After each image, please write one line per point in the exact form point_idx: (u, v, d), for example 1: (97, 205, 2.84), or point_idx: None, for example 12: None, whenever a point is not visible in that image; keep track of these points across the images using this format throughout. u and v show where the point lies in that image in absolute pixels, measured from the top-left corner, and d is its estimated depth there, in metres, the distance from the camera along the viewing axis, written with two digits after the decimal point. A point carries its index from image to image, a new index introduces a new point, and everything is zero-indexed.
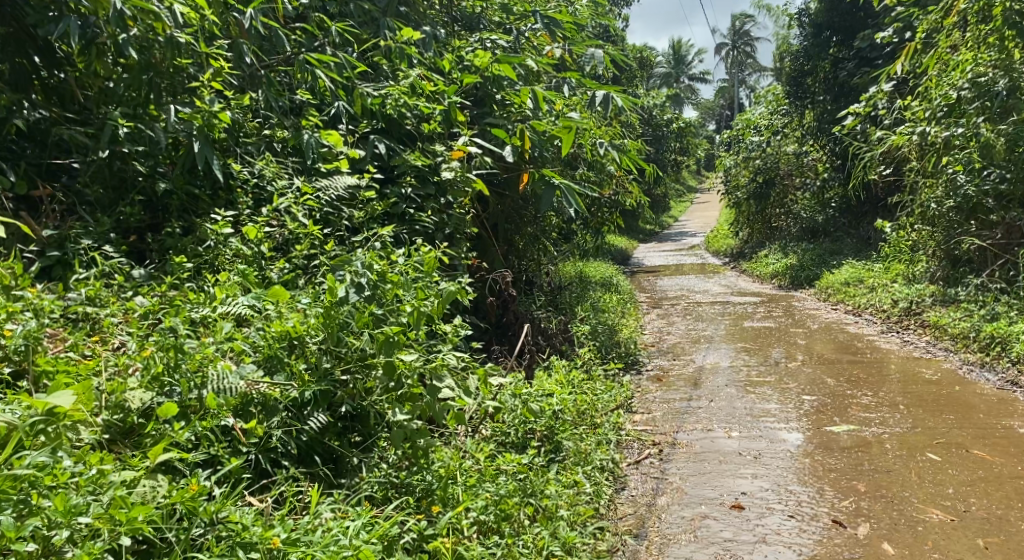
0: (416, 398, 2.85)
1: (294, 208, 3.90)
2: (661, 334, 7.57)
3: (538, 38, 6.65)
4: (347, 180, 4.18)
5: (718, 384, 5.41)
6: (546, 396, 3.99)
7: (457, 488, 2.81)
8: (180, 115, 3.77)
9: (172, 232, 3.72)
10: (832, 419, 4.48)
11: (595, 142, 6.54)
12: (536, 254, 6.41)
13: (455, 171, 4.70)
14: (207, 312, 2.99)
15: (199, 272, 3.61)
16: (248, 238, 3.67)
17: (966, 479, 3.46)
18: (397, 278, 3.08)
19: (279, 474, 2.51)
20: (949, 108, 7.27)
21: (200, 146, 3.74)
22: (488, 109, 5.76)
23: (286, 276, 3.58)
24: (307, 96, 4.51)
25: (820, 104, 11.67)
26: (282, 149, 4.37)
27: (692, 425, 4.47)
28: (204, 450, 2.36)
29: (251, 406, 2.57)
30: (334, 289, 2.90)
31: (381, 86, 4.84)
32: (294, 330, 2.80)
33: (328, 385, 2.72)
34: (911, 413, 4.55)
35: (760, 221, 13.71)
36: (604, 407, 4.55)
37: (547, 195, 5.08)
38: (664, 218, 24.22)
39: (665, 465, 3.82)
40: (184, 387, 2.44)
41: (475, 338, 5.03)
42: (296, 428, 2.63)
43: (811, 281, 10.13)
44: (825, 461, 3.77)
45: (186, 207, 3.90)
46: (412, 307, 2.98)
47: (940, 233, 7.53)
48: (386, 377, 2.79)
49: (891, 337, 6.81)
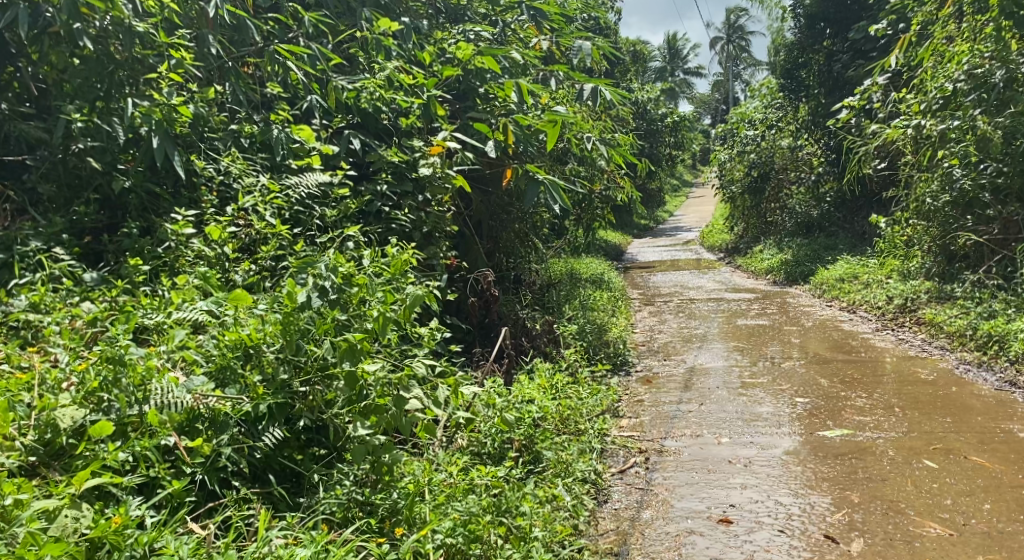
0: (381, 411, 2.64)
1: (260, 207, 3.69)
2: (652, 332, 7.40)
3: (525, 30, 6.48)
4: (318, 177, 3.98)
5: (709, 386, 5.25)
6: (526, 403, 3.82)
7: (425, 506, 2.63)
8: (138, 109, 3.56)
9: (130, 232, 3.51)
10: (825, 422, 4.30)
11: (584, 136, 6.37)
12: (523, 252, 6.24)
13: (433, 167, 4.48)
14: (160, 319, 2.84)
15: (157, 275, 3.42)
16: (212, 238, 3.48)
17: (965, 489, 3.29)
18: (363, 279, 2.91)
19: (227, 497, 2.34)
20: (945, 101, 7.14)
21: (159, 142, 3.57)
22: (471, 103, 5.61)
23: (250, 279, 3.39)
24: (277, 90, 4.33)
25: (815, 97, 11.51)
26: (250, 145, 4.16)
27: (681, 431, 4.30)
28: (141, 473, 2.18)
29: (199, 422, 2.40)
30: (295, 294, 2.71)
31: (356, 79, 4.67)
32: (250, 339, 2.61)
33: (284, 398, 2.55)
34: (906, 416, 4.38)
35: (756, 216, 13.59)
36: (589, 412, 4.36)
37: (531, 191, 4.90)
38: (659, 213, 24.01)
39: (651, 475, 3.65)
40: (122, 403, 2.26)
41: (455, 340, 4.86)
42: (248, 445, 2.48)
43: (806, 277, 9.97)
44: (817, 469, 3.60)
45: (146, 206, 3.72)
46: (378, 312, 2.82)
47: (935, 227, 7.38)
48: (347, 389, 2.60)
49: (886, 335, 6.65)
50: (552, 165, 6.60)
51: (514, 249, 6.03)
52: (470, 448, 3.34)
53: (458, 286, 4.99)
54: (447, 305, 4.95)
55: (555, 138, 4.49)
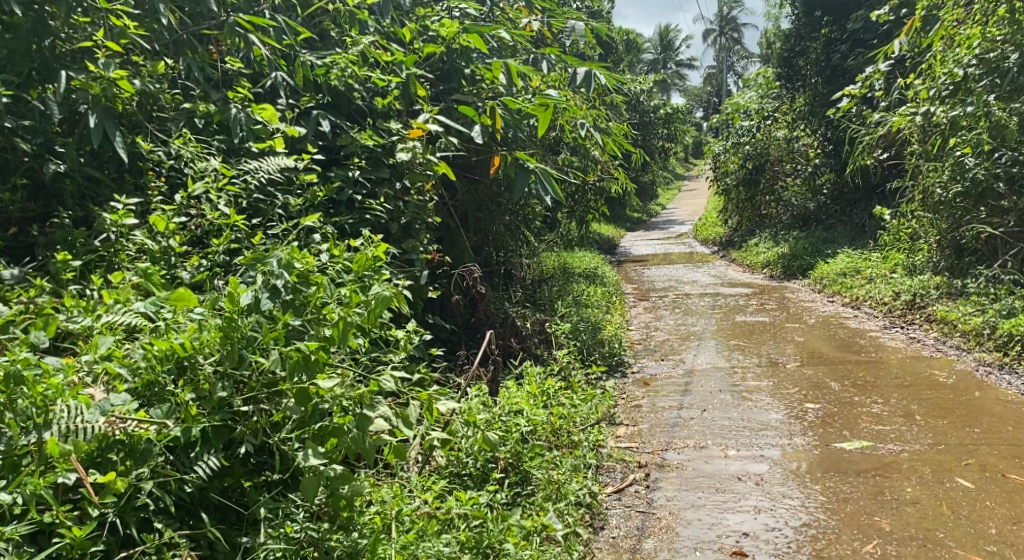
0: (340, 433, 2.25)
1: (213, 194, 3.27)
2: (648, 330, 7.03)
3: (514, 9, 6.09)
4: (280, 161, 3.57)
5: (711, 390, 4.86)
6: (512, 415, 3.42)
7: (390, 546, 2.26)
8: (73, 82, 3.12)
9: (62, 222, 3.08)
10: (841, 432, 3.92)
11: (576, 122, 5.96)
12: (513, 245, 5.85)
13: (412, 151, 4.06)
14: (85, 324, 2.46)
15: (91, 271, 3.00)
16: (156, 231, 3.07)
17: (1010, 516, 2.92)
18: (322, 278, 2.53)
19: (146, 543, 1.93)
20: (954, 87, 6.78)
21: (97, 120, 3.13)
22: (456, 85, 5.21)
23: (197, 276, 3.00)
24: (237, 66, 3.91)
25: (813, 86, 11.11)
26: (205, 126, 3.73)
27: (683, 442, 3.90)
28: (32, 519, 1.79)
29: (113, 452, 1.98)
30: (237, 296, 2.34)
31: (326, 54, 4.28)
32: (183, 349, 2.19)
33: (222, 420, 2.16)
34: (929, 426, 3.99)
35: (751, 208, 13.22)
36: (584, 420, 3.96)
37: (520, 180, 4.48)
38: (652, 206, 23.69)
39: (652, 495, 3.26)
40: (13, 431, 1.86)
41: (437, 342, 4.45)
42: (177, 479, 2.07)
43: (805, 271, 9.61)
44: (838, 489, 3.22)
45: (84, 193, 3.28)
46: (337, 317, 2.41)
47: (945, 220, 7.01)
48: (298, 408, 2.23)
49: (895, 333, 6.27)
50: (543, 153, 6.19)
51: (504, 243, 5.63)
52: (449, 469, 2.94)
53: (440, 283, 4.60)
54: (429, 304, 4.54)
55: (547, 120, 4.07)
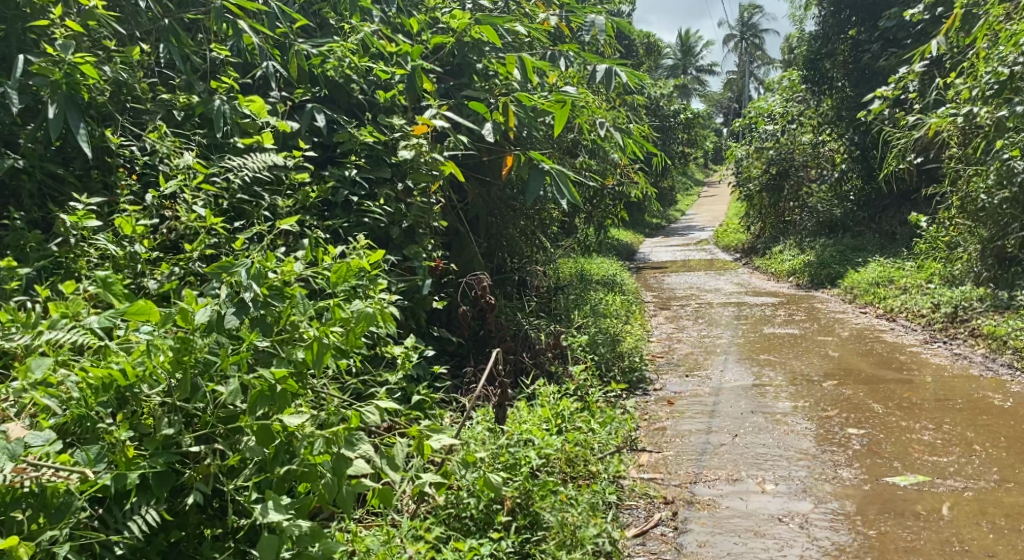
0: (313, 478, 1.91)
1: (187, 195, 2.91)
2: (669, 342, 6.59)
3: (531, 4, 5.64)
4: (268, 159, 3.21)
5: (740, 411, 4.44)
6: (522, 446, 3.01)
7: None
8: (31, 67, 2.76)
9: (14, 224, 2.74)
10: (892, 464, 3.49)
11: (595, 121, 5.53)
12: (529, 248, 5.47)
13: (416, 149, 3.67)
14: (22, 340, 2.09)
15: (44, 278, 2.65)
16: (121, 233, 2.71)
17: None
18: (296, 290, 2.17)
19: None
20: (999, 87, 6.11)
21: (58, 111, 2.79)
22: (467, 80, 4.80)
23: (164, 286, 2.63)
24: (225, 54, 3.53)
25: (839, 90, 10.65)
26: (186, 120, 3.40)
27: (714, 472, 3.48)
28: None
29: (22, 507, 1.62)
30: (192, 313, 1.97)
31: (322, 43, 3.94)
32: (124, 377, 1.82)
33: (167, 464, 1.79)
34: (992, 458, 3.53)
35: (774, 214, 12.61)
36: (603, 447, 3.55)
37: (533, 182, 4.07)
38: (670, 212, 23.22)
39: (680, 539, 2.85)
40: None
41: (442, 357, 4.11)
42: (106, 538, 1.71)
43: (833, 280, 9.12)
44: (899, 535, 2.80)
45: (47, 191, 2.95)
46: (312, 337, 2.05)
47: (989, 228, 6.54)
48: (259, 450, 1.88)
49: (937, 349, 5.80)
50: (559, 154, 5.78)
51: (517, 248, 5.26)
52: (448, 510, 2.57)
53: (447, 292, 4.25)
54: (434, 315, 4.22)
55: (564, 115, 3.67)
